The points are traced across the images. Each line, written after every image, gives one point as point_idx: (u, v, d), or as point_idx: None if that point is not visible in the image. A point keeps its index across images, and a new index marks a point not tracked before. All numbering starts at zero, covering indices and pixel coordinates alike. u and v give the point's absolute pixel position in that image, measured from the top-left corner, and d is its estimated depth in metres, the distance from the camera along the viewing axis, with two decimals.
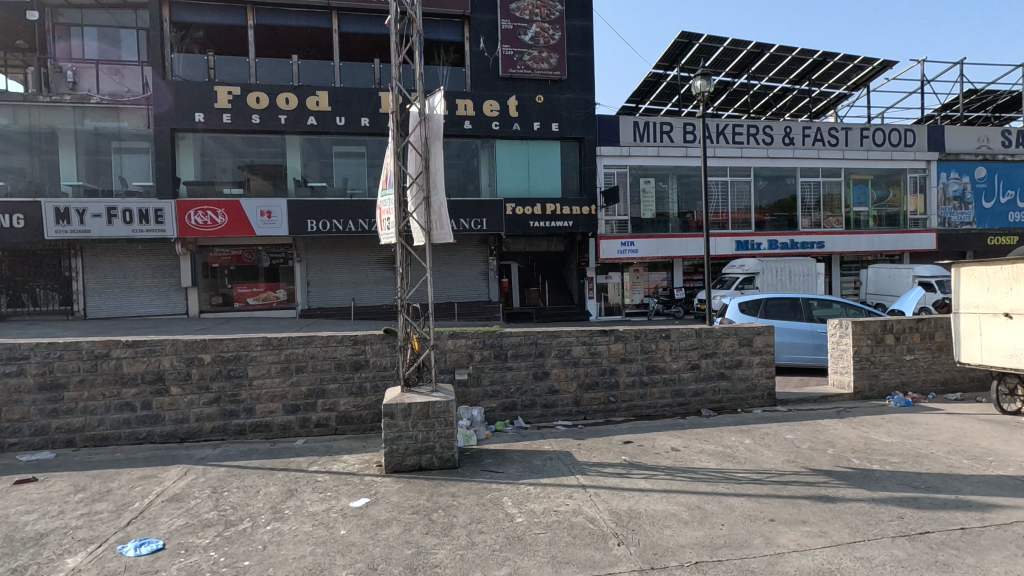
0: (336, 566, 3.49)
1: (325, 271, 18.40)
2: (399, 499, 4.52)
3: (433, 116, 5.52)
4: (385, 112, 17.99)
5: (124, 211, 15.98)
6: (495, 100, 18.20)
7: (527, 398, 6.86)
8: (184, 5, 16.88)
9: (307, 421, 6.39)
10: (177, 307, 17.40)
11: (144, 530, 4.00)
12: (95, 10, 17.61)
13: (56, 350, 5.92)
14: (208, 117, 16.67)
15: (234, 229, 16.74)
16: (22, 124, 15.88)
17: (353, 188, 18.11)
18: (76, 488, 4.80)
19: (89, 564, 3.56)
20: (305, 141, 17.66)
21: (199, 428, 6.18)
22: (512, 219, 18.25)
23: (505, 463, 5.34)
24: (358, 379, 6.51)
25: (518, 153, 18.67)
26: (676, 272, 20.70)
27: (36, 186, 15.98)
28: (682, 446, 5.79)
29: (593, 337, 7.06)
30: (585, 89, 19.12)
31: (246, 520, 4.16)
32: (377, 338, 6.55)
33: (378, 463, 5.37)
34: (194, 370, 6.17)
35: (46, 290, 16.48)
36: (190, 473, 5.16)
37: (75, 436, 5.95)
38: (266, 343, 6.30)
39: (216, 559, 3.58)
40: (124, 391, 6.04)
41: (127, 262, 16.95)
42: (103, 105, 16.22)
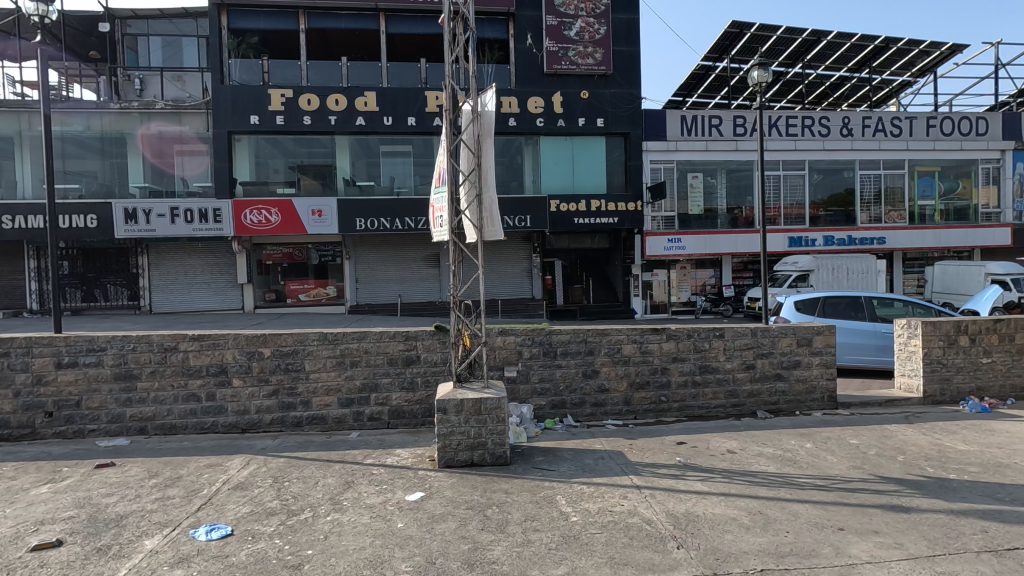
0: (396, 559, 3.54)
1: (373, 268, 18.79)
2: (453, 494, 4.57)
3: (484, 113, 5.51)
4: (431, 111, 18.18)
5: (186, 211, 16.76)
6: (539, 96, 18.11)
7: (576, 396, 6.81)
8: (241, 12, 17.54)
9: (361, 415, 6.54)
10: (233, 303, 18.15)
11: (213, 516, 4.18)
12: (160, 20, 18.63)
13: (130, 342, 6.27)
14: (262, 119, 17.28)
15: (287, 228, 17.32)
16: (95, 129, 16.86)
17: (400, 187, 18.41)
18: (149, 473, 5.06)
19: (164, 546, 3.74)
20: (354, 141, 18.07)
21: (259, 419, 6.41)
22: (557, 215, 18.16)
23: (557, 461, 5.31)
24: (410, 375, 6.61)
25: (563, 150, 18.54)
26: (724, 269, 20.10)
27: (107, 188, 16.99)
28: (739, 448, 5.61)
29: (644, 336, 6.93)
30: (630, 83, 18.79)
31: (307, 510, 4.28)
32: (428, 334, 6.65)
33: (431, 458, 5.43)
34: (255, 363, 6.41)
35: (115, 285, 17.50)
36: (253, 462, 5.36)
37: (147, 425, 6.28)
38: (322, 338, 6.49)
39: (282, 547, 3.70)
40: (190, 382, 6.33)
41: (189, 259, 17.79)
42: (167, 110, 17.08)
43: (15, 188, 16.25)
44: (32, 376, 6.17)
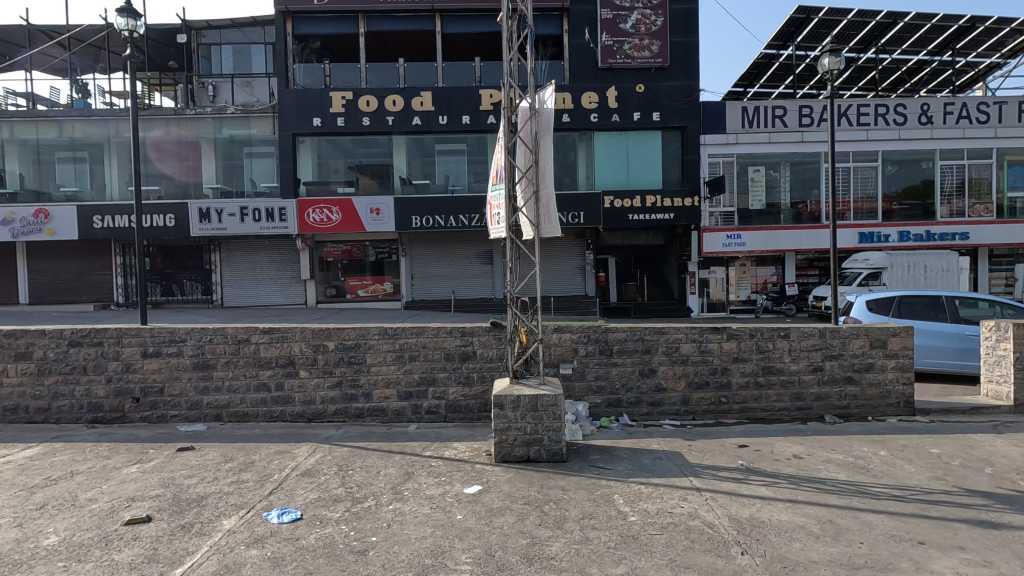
0: (456, 550, 3.61)
1: (427, 265, 19.17)
2: (510, 489, 4.61)
3: (543, 110, 5.53)
4: (485, 109, 18.31)
5: (254, 211, 17.62)
6: (593, 92, 17.93)
7: (633, 395, 6.72)
8: (306, 18, 18.22)
9: (419, 408, 6.71)
10: (297, 298, 18.96)
11: (284, 500, 4.41)
12: (231, 29, 19.67)
13: (207, 334, 6.69)
14: (324, 121, 17.95)
15: (346, 226, 17.93)
16: (172, 134, 17.98)
17: (454, 184, 18.67)
18: (225, 458, 5.38)
19: (241, 526, 3.97)
20: (410, 140, 18.46)
21: (324, 409, 6.69)
22: (610, 212, 17.91)
23: (613, 460, 5.26)
24: (466, 370, 6.73)
25: (618, 145, 18.27)
26: (788, 267, 19.27)
27: (184, 189, 18.08)
28: (806, 453, 5.37)
29: (704, 334, 6.75)
30: (688, 75, 18.26)
31: (370, 498, 4.44)
32: (484, 330, 6.73)
33: (488, 453, 5.51)
34: (320, 355, 6.70)
35: (191, 281, 18.67)
36: (319, 451, 5.59)
37: (222, 412, 6.67)
38: (382, 333, 6.71)
39: (348, 533, 3.85)
40: (261, 372, 6.69)
41: (256, 256, 18.74)
42: (237, 115, 18.02)
43: (105, 191, 17.59)
44: (121, 363, 6.68)
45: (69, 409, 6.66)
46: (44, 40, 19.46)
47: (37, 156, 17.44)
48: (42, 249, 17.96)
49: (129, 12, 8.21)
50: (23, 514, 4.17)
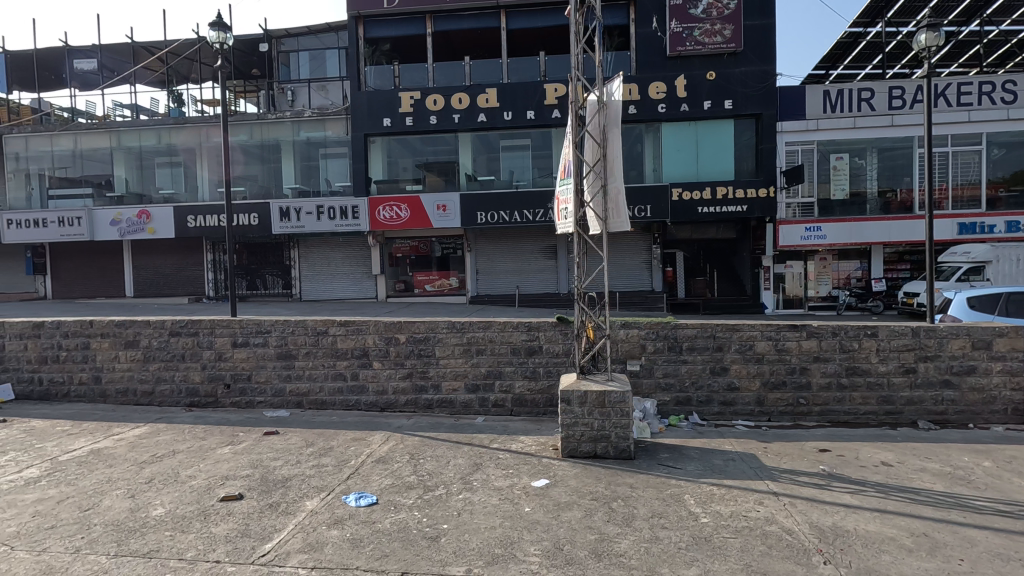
0: (524, 542, 3.66)
1: (492, 260, 19.40)
2: (577, 484, 4.61)
3: (612, 103, 5.45)
4: (549, 103, 18.21)
5: (329, 209, 18.48)
6: (661, 81, 17.44)
7: (703, 394, 6.52)
8: (376, 21, 18.85)
9: (486, 401, 6.83)
10: (368, 292, 19.75)
11: (360, 485, 4.63)
12: (308, 36, 20.69)
13: (289, 327, 7.11)
14: (394, 121, 18.53)
15: (414, 223, 18.42)
16: (256, 138, 19.15)
17: (519, 180, 18.75)
18: (306, 443, 5.71)
19: (322, 507, 4.21)
20: (475, 137, 18.70)
21: (396, 400, 6.94)
22: (679, 204, 17.36)
23: (683, 460, 5.14)
24: (532, 364, 6.78)
25: (687, 136, 17.68)
26: (874, 261, 17.99)
27: (266, 190, 19.21)
28: (897, 461, 5.02)
29: (781, 332, 6.44)
30: (764, 59, 17.32)
31: (441, 487, 4.58)
32: (550, 325, 6.75)
33: (554, 447, 5.53)
34: (392, 348, 6.96)
35: (272, 276, 19.89)
36: (392, 439, 5.82)
37: (303, 399, 7.08)
38: (451, 327, 6.87)
39: (421, 519, 3.99)
40: (338, 363, 7.04)
41: (331, 252, 19.67)
42: (314, 118, 18.95)
43: (197, 192, 19.00)
44: (215, 352, 7.23)
45: (169, 392, 7.28)
46: (145, 54, 21.24)
47: (140, 162, 19.09)
48: (144, 246, 19.68)
49: (220, 26, 8.82)
50: (135, 486, 4.62)
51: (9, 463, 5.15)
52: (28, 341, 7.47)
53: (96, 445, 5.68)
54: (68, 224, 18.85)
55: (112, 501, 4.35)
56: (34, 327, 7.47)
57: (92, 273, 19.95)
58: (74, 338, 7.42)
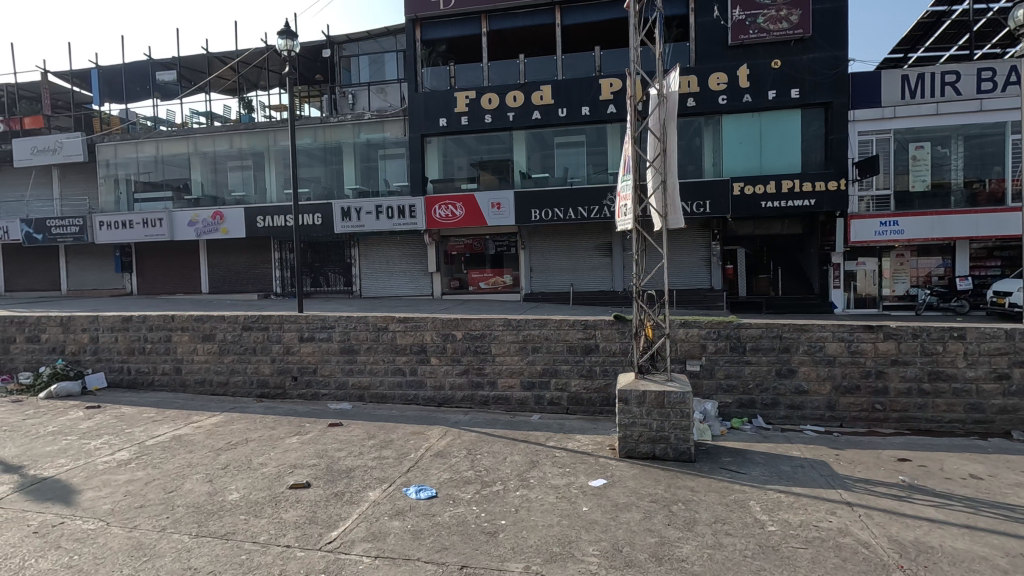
0: (583, 541, 3.63)
1: (546, 258, 19.35)
2: (635, 485, 4.53)
3: (671, 96, 5.34)
4: (605, 98, 17.94)
5: (388, 208, 18.98)
6: (722, 72, 16.84)
7: (768, 396, 6.25)
8: (433, 23, 19.17)
9: (542, 398, 6.84)
10: (424, 289, 20.15)
11: (420, 478, 4.74)
12: (368, 41, 21.37)
13: (352, 323, 7.37)
14: (450, 121, 18.82)
15: (469, 221, 18.61)
16: (319, 141, 19.92)
17: (573, 176, 18.59)
18: (368, 435, 5.90)
19: (384, 499, 4.34)
20: (530, 134, 18.69)
21: (453, 395, 7.06)
22: (741, 199, 16.70)
23: (747, 465, 4.95)
24: (588, 363, 6.72)
25: (749, 128, 17.00)
26: (959, 257, 16.68)
27: (329, 191, 19.95)
28: (988, 474, 4.64)
29: (854, 333, 6.07)
30: (835, 44, 16.36)
31: (498, 483, 4.61)
32: (608, 323, 6.67)
33: (611, 447, 5.46)
34: (449, 344, 7.08)
35: (335, 273, 20.70)
36: (449, 434, 5.92)
37: (364, 393, 7.32)
38: (506, 324, 6.92)
39: (479, 514, 4.04)
40: (397, 358, 7.22)
41: (390, 250, 20.22)
42: (373, 120, 19.54)
43: (266, 194, 19.98)
44: (283, 346, 7.59)
45: (242, 383, 7.70)
46: (219, 64, 22.52)
47: (214, 166, 20.28)
48: (218, 245, 20.91)
49: (287, 34, 9.24)
50: (212, 471, 4.92)
51: (104, 445, 5.60)
52: (118, 333, 8.09)
53: (178, 431, 6.09)
54: (152, 224, 20.27)
55: (192, 484, 4.65)
56: (124, 320, 8.08)
57: (172, 271, 21.41)
58: (157, 331, 7.97)
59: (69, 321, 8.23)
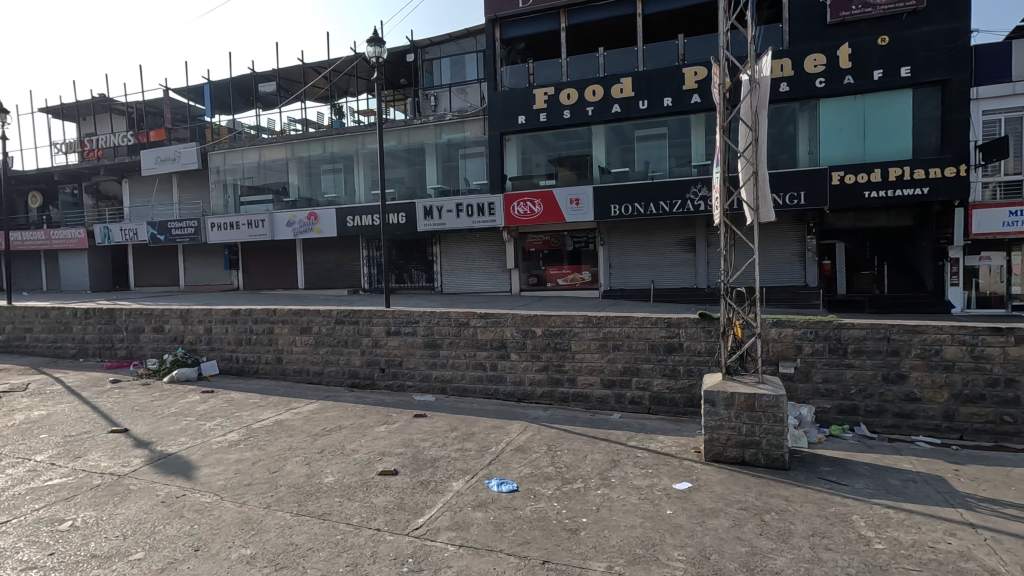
0: (668, 545, 3.53)
1: (626, 254, 18.96)
2: (723, 491, 4.34)
3: (762, 82, 5.05)
4: (689, 87, 17.24)
5: (468, 206, 19.36)
6: (819, 53, 15.66)
7: (873, 402, 5.76)
8: (512, 22, 19.30)
9: (622, 397, 6.72)
10: (503, 285, 20.39)
11: (501, 471, 4.81)
12: (449, 43, 21.96)
13: (435, 318, 7.60)
14: (529, 118, 18.89)
15: (548, 217, 18.57)
16: (403, 143, 20.69)
17: (654, 170, 18.07)
18: (451, 427, 6.07)
19: (468, 490, 4.45)
20: (609, 129, 18.37)
21: (532, 391, 7.10)
22: (840, 189, 15.47)
23: (849, 475, 4.60)
24: (672, 362, 6.52)
25: (850, 113, 15.73)
26: None
27: (412, 191, 20.69)
28: None
29: (978, 335, 5.45)
30: (955, 14, 14.69)
31: (578, 481, 4.59)
32: (692, 321, 6.43)
33: (697, 450, 5.25)
34: (529, 340, 7.12)
35: (418, 270, 21.52)
36: (529, 429, 5.96)
37: (447, 386, 7.53)
38: (587, 321, 6.84)
39: (560, 510, 4.04)
40: (478, 353, 7.37)
41: (470, 247, 20.67)
42: (454, 120, 20.02)
43: (355, 195, 21.06)
44: (372, 339, 7.98)
45: (334, 373, 8.18)
46: (313, 74, 23.98)
47: (309, 169, 21.65)
48: (313, 243, 22.33)
49: (376, 42, 9.68)
50: (310, 455, 5.28)
51: (217, 427, 6.16)
52: (228, 325, 8.86)
53: (280, 416, 6.58)
54: (256, 225, 21.97)
55: (292, 466, 5.01)
56: (233, 313, 8.83)
57: (273, 268, 23.14)
58: (261, 324, 8.65)
59: (187, 314, 9.11)
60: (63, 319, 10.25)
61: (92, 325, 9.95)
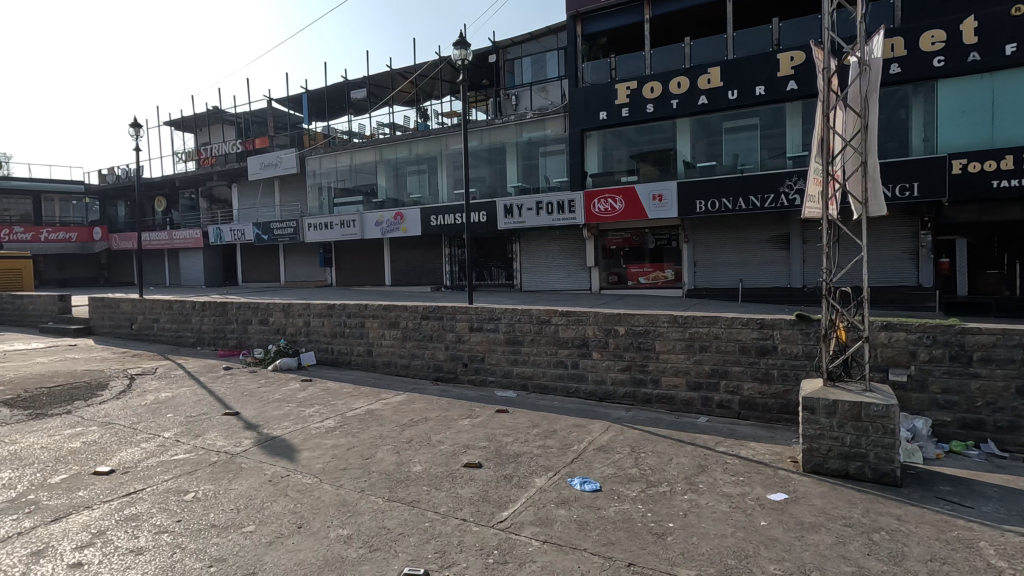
0: (762, 558, 3.35)
1: (712, 251, 18.16)
2: (824, 504, 4.06)
3: (873, 64, 4.66)
4: (784, 74, 16.16)
5: (548, 204, 19.39)
6: (938, 28, 14.17)
7: (1004, 418, 5.15)
8: (594, 16, 19.02)
9: (710, 400, 6.45)
10: (582, 283, 20.22)
11: (584, 470, 4.78)
12: (530, 43, 22.10)
13: (518, 314, 7.68)
14: (610, 114, 18.59)
15: (629, 214, 18.18)
16: (485, 143, 21.07)
17: (744, 163, 17.19)
18: (533, 424, 6.12)
19: (550, 486, 4.46)
20: (695, 121, 17.66)
21: (614, 390, 7.00)
22: (959, 179, 13.89)
23: (974, 497, 4.14)
24: (764, 365, 6.18)
25: (975, 93, 14.06)
26: None
27: (493, 190, 21.02)
28: None
29: None
30: None
31: (664, 484, 4.46)
32: (788, 323, 6.05)
33: (793, 459, 4.94)
34: (612, 339, 7.02)
35: (498, 267, 21.91)
36: (611, 429, 5.88)
37: (528, 382, 7.59)
38: (672, 321, 6.64)
39: (645, 513, 3.95)
40: (560, 351, 7.37)
41: (549, 245, 20.70)
42: (535, 119, 20.09)
43: (437, 195, 21.73)
44: (456, 334, 8.20)
45: (420, 366, 8.49)
46: (400, 79, 25.02)
47: (396, 171, 22.61)
48: (399, 241, 23.28)
49: (461, 45, 9.93)
50: (399, 444, 5.52)
51: (316, 414, 6.60)
52: (324, 319, 9.44)
53: (371, 406, 6.93)
54: (348, 225, 23.26)
55: (383, 453, 5.26)
56: (328, 308, 9.39)
57: (363, 265, 24.42)
58: (354, 318, 9.14)
59: (289, 308, 9.82)
60: (184, 311, 11.39)
61: (208, 316, 10.97)
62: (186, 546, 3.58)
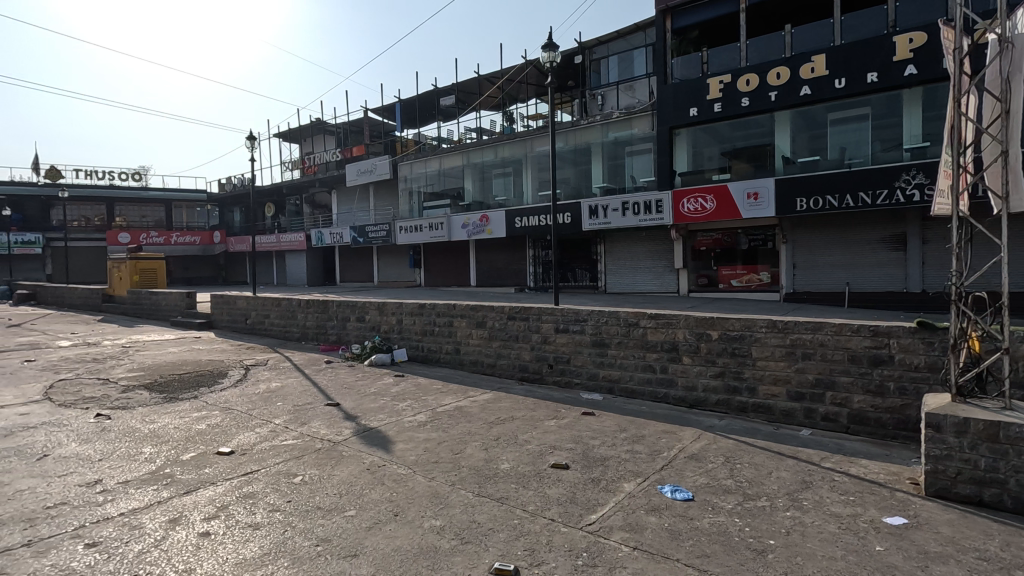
0: None
1: (815, 253, 16.92)
2: (952, 533, 3.65)
3: (1016, 40, 4.14)
4: (901, 58, 14.75)
5: (634, 204, 18.97)
6: None
7: None
8: (684, 10, 18.41)
9: (813, 412, 6.02)
10: (670, 286, 19.58)
11: (675, 478, 4.63)
12: (617, 41, 21.80)
13: (605, 316, 7.58)
14: (701, 109, 17.85)
15: (722, 213, 17.36)
16: (570, 144, 21.03)
17: (852, 157, 15.84)
18: (620, 427, 6.02)
19: (639, 493, 4.36)
20: (796, 114, 16.55)
21: (705, 397, 6.72)
22: None
23: None
24: (878, 377, 5.67)
25: None
26: None
27: (578, 190, 20.90)
28: None
29: None
30: None
31: (763, 498, 4.22)
32: (906, 331, 5.50)
33: (914, 482, 4.48)
34: (703, 344, 6.75)
35: (582, 269, 21.81)
36: (703, 437, 5.64)
37: (614, 386, 7.47)
38: (771, 326, 6.26)
39: (743, 528, 3.76)
40: (647, 354, 7.19)
41: (635, 246, 20.25)
42: (621, 117, 19.75)
43: (522, 197, 21.95)
44: (541, 335, 8.24)
45: (506, 365, 8.61)
46: (487, 85, 25.59)
47: (482, 174, 23.13)
48: (484, 243, 23.75)
49: (549, 47, 9.98)
50: (487, 441, 5.64)
51: (408, 408, 6.90)
52: (415, 317, 9.84)
53: (459, 403, 7.14)
54: (436, 227, 24.10)
55: (473, 449, 5.40)
56: (419, 307, 9.79)
57: (450, 266, 25.20)
58: (443, 317, 9.44)
59: (383, 306, 10.34)
60: (291, 307, 12.32)
61: (311, 313, 11.81)
62: (296, 525, 3.87)
